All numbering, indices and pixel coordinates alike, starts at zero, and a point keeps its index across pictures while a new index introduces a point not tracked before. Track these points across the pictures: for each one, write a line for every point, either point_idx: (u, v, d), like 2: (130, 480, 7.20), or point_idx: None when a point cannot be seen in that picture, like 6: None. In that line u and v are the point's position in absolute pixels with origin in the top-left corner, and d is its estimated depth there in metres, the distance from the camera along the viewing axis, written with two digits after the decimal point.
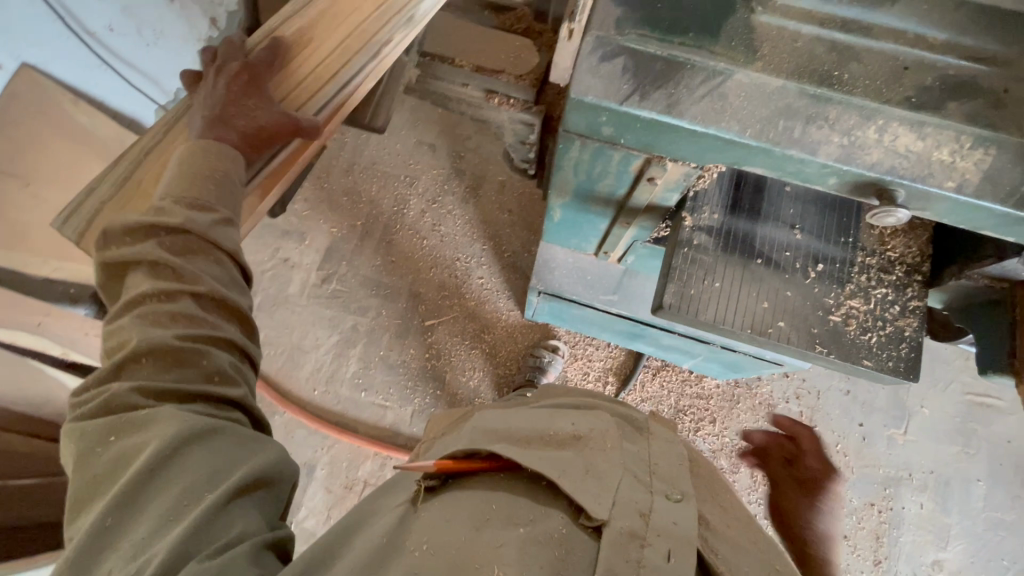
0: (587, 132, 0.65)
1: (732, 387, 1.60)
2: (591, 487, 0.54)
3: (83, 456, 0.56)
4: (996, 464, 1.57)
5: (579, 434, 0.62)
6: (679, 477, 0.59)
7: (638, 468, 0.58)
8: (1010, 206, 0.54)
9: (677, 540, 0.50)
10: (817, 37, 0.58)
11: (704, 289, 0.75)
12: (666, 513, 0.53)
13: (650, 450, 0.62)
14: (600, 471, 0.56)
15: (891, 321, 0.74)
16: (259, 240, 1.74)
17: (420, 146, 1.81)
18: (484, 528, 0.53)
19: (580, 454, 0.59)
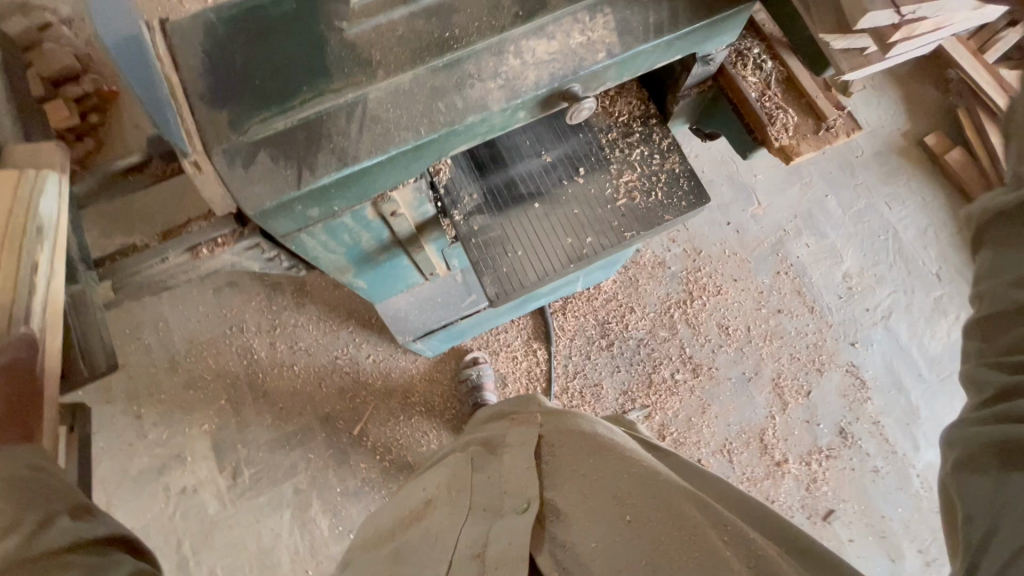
0: (301, 224, 0.61)
1: (625, 273, 1.68)
2: (423, 566, 0.60)
3: None
4: (830, 174, 1.79)
5: (428, 500, 0.72)
6: (527, 484, 0.65)
7: (487, 501, 0.65)
8: (652, 39, 0.59)
9: (509, 565, 0.55)
10: (412, 12, 0.57)
11: (511, 259, 0.76)
12: (497, 541, 0.58)
13: (502, 471, 0.69)
14: (436, 531, 0.64)
15: (661, 168, 0.79)
16: (142, 494, 1.53)
17: (222, 292, 1.66)
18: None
19: (427, 524, 0.66)
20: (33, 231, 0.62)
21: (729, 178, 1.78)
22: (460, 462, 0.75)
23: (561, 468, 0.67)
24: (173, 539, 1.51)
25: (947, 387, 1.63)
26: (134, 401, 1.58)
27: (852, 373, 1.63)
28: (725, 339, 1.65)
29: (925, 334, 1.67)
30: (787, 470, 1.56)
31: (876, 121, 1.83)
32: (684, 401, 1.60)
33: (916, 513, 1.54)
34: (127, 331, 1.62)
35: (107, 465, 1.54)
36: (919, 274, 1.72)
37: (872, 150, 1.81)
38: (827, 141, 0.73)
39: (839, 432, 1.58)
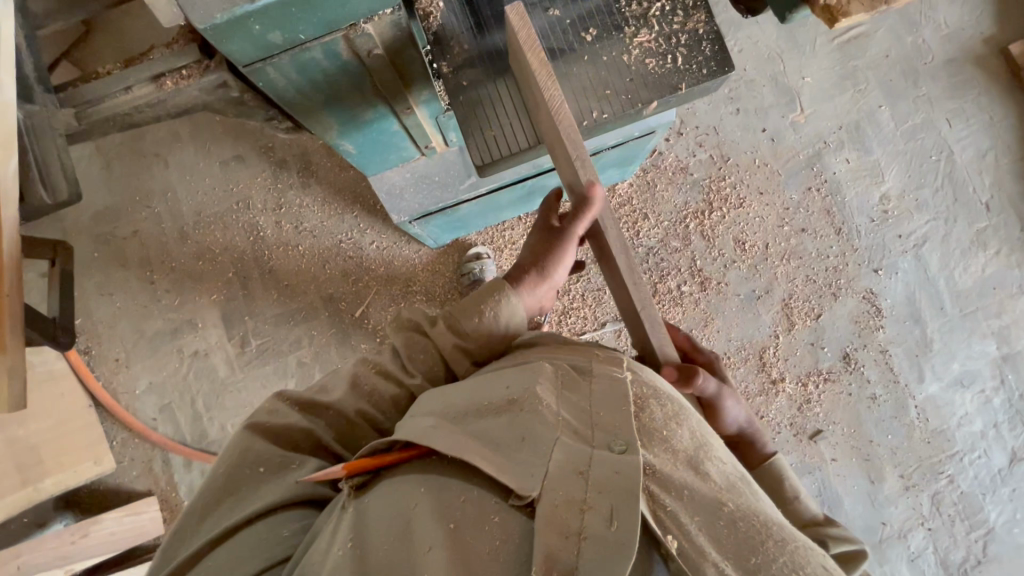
0: (262, 52, 0.55)
1: (643, 175, 1.59)
2: (520, 467, 0.53)
3: (233, 484, 0.63)
4: (887, 82, 1.61)
5: (512, 397, 0.59)
6: (626, 424, 0.55)
7: (578, 423, 0.56)
8: None
9: (617, 494, 0.50)
10: None
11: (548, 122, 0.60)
12: (603, 463, 0.52)
13: (590, 398, 0.58)
14: (536, 438, 0.55)
15: (682, 29, 0.69)
16: (157, 354, 1.62)
17: (229, 166, 1.64)
18: (430, 514, 0.53)
19: (517, 424, 0.56)
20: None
21: (773, 79, 1.61)
22: (548, 366, 0.62)
23: (655, 428, 0.57)
24: (186, 395, 1.61)
25: (966, 322, 1.56)
26: (147, 267, 1.63)
27: (868, 300, 1.56)
28: (740, 255, 1.57)
29: (957, 267, 1.57)
30: (782, 389, 1.54)
31: (956, 22, 1.62)
32: (687, 312, 1.56)
33: (906, 441, 1.53)
34: (139, 198, 1.63)
35: (124, 323, 1.62)
36: (965, 202, 1.58)
37: (944, 56, 1.61)
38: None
39: (842, 357, 1.55)
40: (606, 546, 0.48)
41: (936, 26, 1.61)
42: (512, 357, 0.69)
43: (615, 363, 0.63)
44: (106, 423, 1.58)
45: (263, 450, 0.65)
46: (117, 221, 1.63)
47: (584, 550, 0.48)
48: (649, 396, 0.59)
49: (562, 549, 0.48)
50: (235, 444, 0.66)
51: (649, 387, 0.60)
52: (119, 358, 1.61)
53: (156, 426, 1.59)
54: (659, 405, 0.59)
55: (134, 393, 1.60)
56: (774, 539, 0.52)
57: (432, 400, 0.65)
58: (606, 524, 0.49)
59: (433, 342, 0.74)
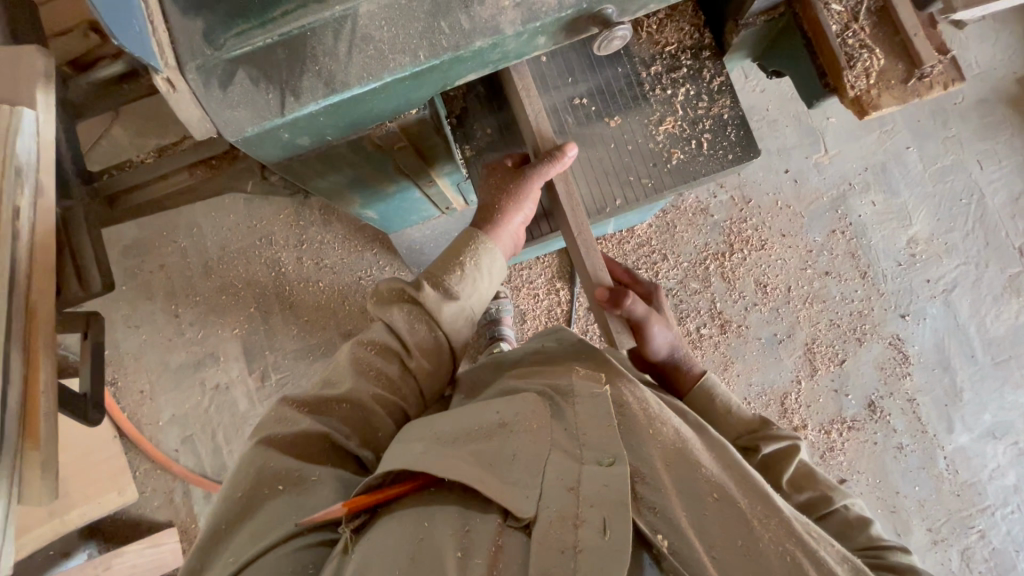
0: (290, 152, 0.56)
1: (662, 217, 1.57)
2: (516, 487, 0.57)
3: (246, 507, 0.62)
4: (915, 123, 1.57)
5: (502, 421, 0.63)
6: (612, 436, 0.61)
7: (567, 441, 0.61)
8: None
9: (609, 508, 0.55)
10: None
11: (561, 193, 0.66)
12: (593, 479, 0.57)
13: (575, 420, 0.63)
14: (526, 456, 0.60)
15: (707, 114, 0.69)
16: (181, 386, 1.65)
17: (252, 203, 1.67)
18: (438, 543, 0.56)
19: (508, 446, 0.61)
20: (11, 173, 0.73)
21: (796, 120, 1.58)
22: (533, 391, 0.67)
23: (639, 430, 0.64)
24: (207, 427, 1.63)
25: (999, 371, 1.51)
26: (173, 300, 1.66)
27: (894, 346, 1.52)
28: (762, 297, 1.55)
29: (988, 314, 1.52)
30: (804, 435, 1.51)
31: (989, 61, 1.58)
32: (706, 355, 1.54)
33: (935, 493, 1.48)
34: (166, 234, 1.67)
35: (150, 356, 1.65)
36: (996, 246, 1.54)
37: (975, 97, 1.57)
38: (917, 93, 0.60)
39: (867, 405, 1.51)
40: (602, 557, 0.52)
41: (967, 66, 1.58)
42: (495, 386, 0.73)
43: (594, 379, 0.67)
44: (130, 454, 1.62)
45: (275, 466, 0.64)
46: (145, 256, 1.67)
47: (581, 564, 0.52)
48: (629, 403, 0.66)
49: (559, 565, 0.52)
50: (249, 465, 0.64)
51: (628, 394, 0.67)
52: (144, 389, 1.64)
53: (178, 457, 1.62)
54: (639, 409, 0.66)
55: (158, 425, 1.63)
56: (758, 521, 0.58)
57: (416, 424, 0.66)
58: (600, 534, 0.54)
59: (425, 308, 0.71)
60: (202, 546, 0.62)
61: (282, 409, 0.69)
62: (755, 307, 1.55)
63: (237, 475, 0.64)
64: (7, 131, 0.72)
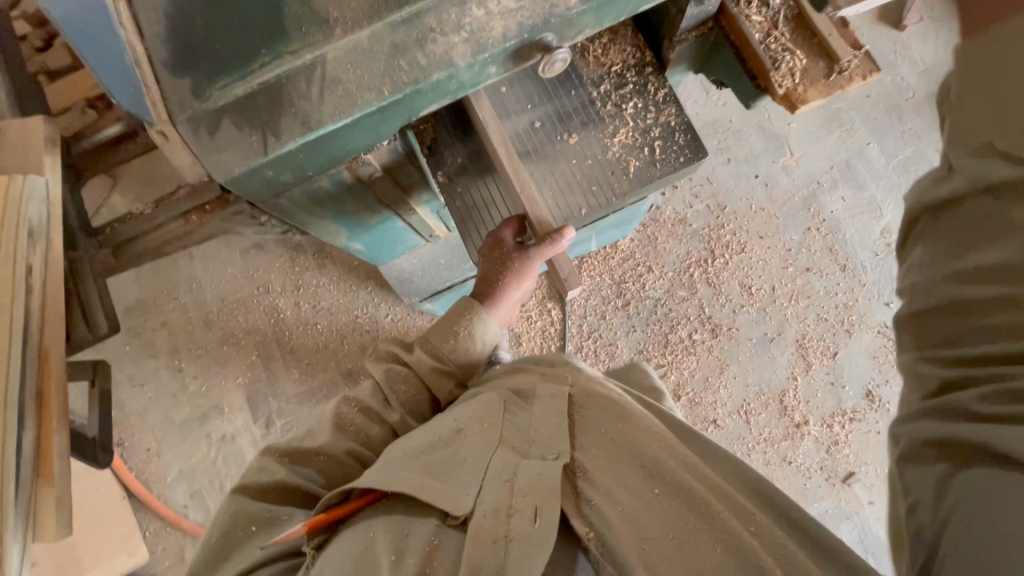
0: (274, 190, 0.62)
1: (643, 230, 1.63)
2: (458, 487, 0.59)
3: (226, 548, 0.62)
4: (872, 121, 1.65)
5: (458, 427, 0.66)
6: (559, 437, 0.64)
7: (516, 438, 0.64)
8: None
9: (543, 497, 0.56)
10: None
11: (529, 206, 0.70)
12: (529, 471, 0.59)
13: (530, 418, 0.66)
14: (473, 460, 0.62)
15: (655, 122, 0.74)
16: (187, 440, 1.66)
17: (248, 254, 1.73)
18: (378, 550, 0.56)
19: (459, 450, 0.63)
20: (25, 235, 0.78)
21: (759, 128, 1.67)
22: (493, 394, 0.69)
23: (593, 428, 0.66)
24: (215, 479, 1.64)
25: None
26: (175, 355, 1.69)
27: (884, 335, 1.55)
28: (748, 299, 1.58)
29: None
30: (807, 431, 1.51)
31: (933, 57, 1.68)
32: (700, 361, 1.56)
33: None
34: (167, 291, 1.72)
35: (155, 413, 1.67)
36: None
37: (925, 91, 1.66)
38: (839, 85, 0.66)
39: (866, 395, 1.52)
40: (530, 544, 0.52)
41: (912, 64, 1.68)
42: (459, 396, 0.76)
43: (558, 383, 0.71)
44: (139, 514, 1.61)
45: (250, 510, 0.65)
46: (147, 314, 1.71)
47: (511, 550, 0.52)
48: (587, 401, 0.69)
49: (489, 555, 0.52)
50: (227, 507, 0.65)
51: (590, 391, 0.70)
52: (151, 447, 1.65)
53: (187, 513, 1.62)
54: (597, 404, 0.68)
55: (165, 481, 1.63)
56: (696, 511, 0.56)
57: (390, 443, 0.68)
58: (530, 523, 0.54)
59: (414, 371, 0.77)
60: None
61: (263, 458, 0.70)
62: (743, 308, 1.58)
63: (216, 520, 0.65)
64: (22, 195, 0.78)
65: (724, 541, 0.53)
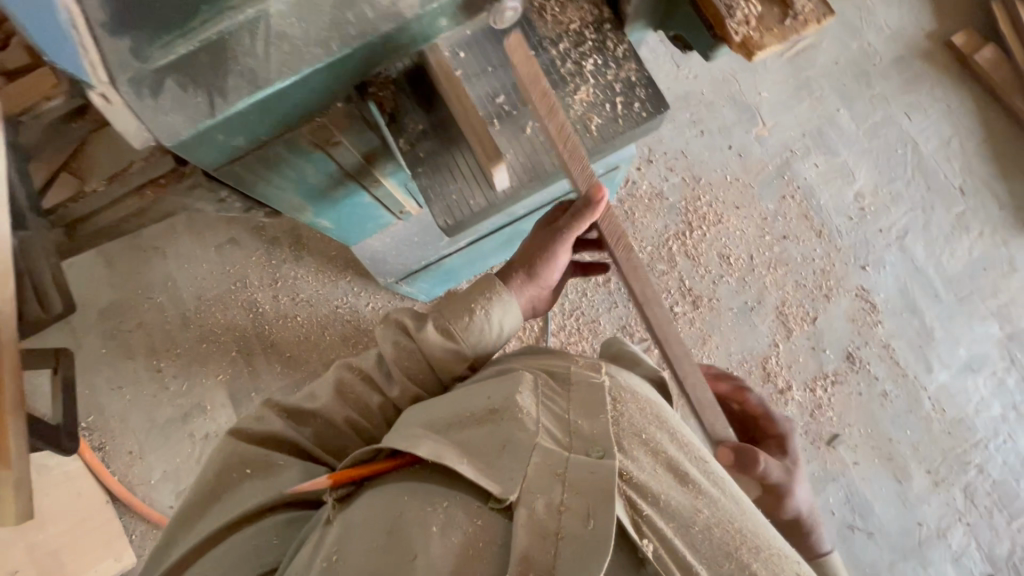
0: (228, 156, 0.61)
1: (621, 206, 1.63)
2: (503, 473, 0.57)
3: (223, 485, 0.65)
4: (841, 87, 1.67)
5: (493, 406, 0.62)
6: (603, 433, 0.61)
7: (558, 430, 0.61)
8: None
9: (592, 495, 0.55)
10: None
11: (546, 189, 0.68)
12: (580, 466, 0.56)
13: (568, 406, 0.63)
14: (517, 445, 0.58)
15: (616, 78, 0.74)
16: (170, 440, 1.63)
17: (224, 249, 1.71)
18: (412, 518, 0.55)
19: (498, 433, 0.60)
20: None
21: (731, 99, 1.68)
22: (530, 375, 0.66)
23: (636, 429, 0.64)
24: None
25: (964, 306, 1.57)
26: (154, 356, 1.66)
27: (862, 297, 1.57)
28: (727, 269, 1.59)
29: (943, 254, 1.59)
30: (790, 397, 1.53)
31: (897, 22, 1.70)
32: (683, 333, 1.57)
33: (926, 434, 1.50)
34: (141, 291, 1.69)
35: (135, 415, 1.64)
36: (938, 189, 1.62)
37: (891, 56, 1.68)
38: (794, 30, 0.67)
39: (846, 357, 1.54)
40: (583, 544, 0.52)
41: (878, 29, 1.70)
42: (489, 368, 0.72)
43: (593, 368, 0.68)
44: (125, 518, 1.58)
45: (248, 453, 0.67)
46: (122, 315, 1.68)
47: (562, 550, 0.52)
48: (626, 398, 0.66)
49: (541, 551, 0.52)
50: (224, 447, 0.67)
51: (626, 390, 0.68)
52: (133, 450, 1.62)
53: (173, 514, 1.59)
54: (636, 406, 0.66)
55: (150, 484, 1.61)
56: (749, 546, 0.57)
57: (414, 410, 0.67)
58: (583, 524, 0.53)
59: (421, 349, 0.71)
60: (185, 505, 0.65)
61: (263, 410, 0.71)
62: (722, 278, 1.59)
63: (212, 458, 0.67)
64: None
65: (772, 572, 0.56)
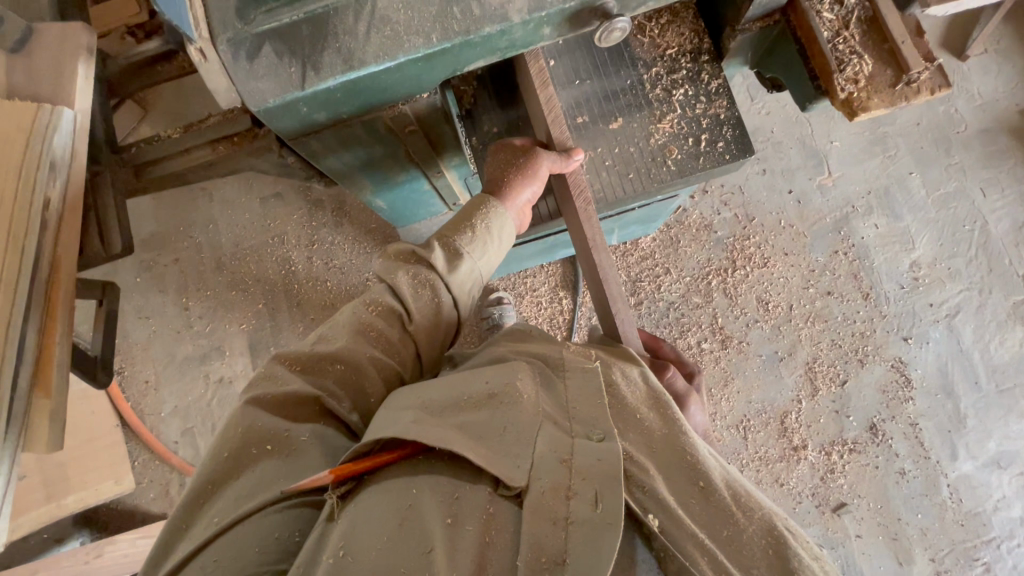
0: (304, 126, 0.60)
1: (666, 231, 1.60)
2: (509, 457, 0.57)
3: (240, 465, 0.63)
4: (919, 150, 1.60)
5: (492, 391, 0.62)
6: (601, 415, 0.62)
7: (556, 414, 0.62)
8: None
9: (601, 482, 0.56)
10: None
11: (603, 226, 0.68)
12: (586, 453, 0.58)
13: (564, 396, 0.64)
14: (519, 428, 0.59)
15: (705, 113, 0.71)
16: (185, 378, 1.67)
17: (268, 202, 1.73)
18: (426, 512, 0.56)
19: (500, 416, 0.60)
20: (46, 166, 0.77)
21: (800, 142, 1.62)
22: (525, 366, 0.66)
23: (623, 415, 0.65)
24: (208, 421, 1.65)
25: (1004, 400, 1.50)
26: (183, 294, 1.70)
27: (896, 369, 1.51)
28: (763, 315, 1.55)
29: (992, 341, 1.52)
30: (803, 456, 1.49)
31: (992, 93, 1.62)
32: (706, 371, 1.54)
33: (937, 522, 1.45)
34: (183, 229, 1.72)
35: (157, 347, 1.68)
36: (1000, 273, 1.55)
37: (978, 126, 1.61)
38: (905, 97, 0.63)
39: (869, 428, 1.49)
40: (592, 527, 0.53)
41: (969, 97, 1.62)
42: (480, 357, 0.72)
43: (585, 357, 0.69)
44: (130, 444, 1.63)
45: (265, 429, 0.64)
46: (161, 250, 1.71)
47: (571, 534, 0.53)
48: (618, 382, 0.67)
49: (550, 535, 0.53)
50: (240, 420, 0.64)
51: (618, 375, 0.68)
52: (149, 380, 1.66)
53: (177, 449, 1.63)
54: (628, 393, 0.67)
55: (160, 416, 1.65)
56: (743, 512, 0.59)
57: (405, 391, 0.65)
58: (591, 506, 0.54)
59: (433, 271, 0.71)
60: (203, 483, 0.63)
61: (272, 366, 0.69)
62: (756, 323, 1.55)
63: (227, 432, 0.64)
64: (48, 127, 0.77)
65: (772, 544, 0.58)
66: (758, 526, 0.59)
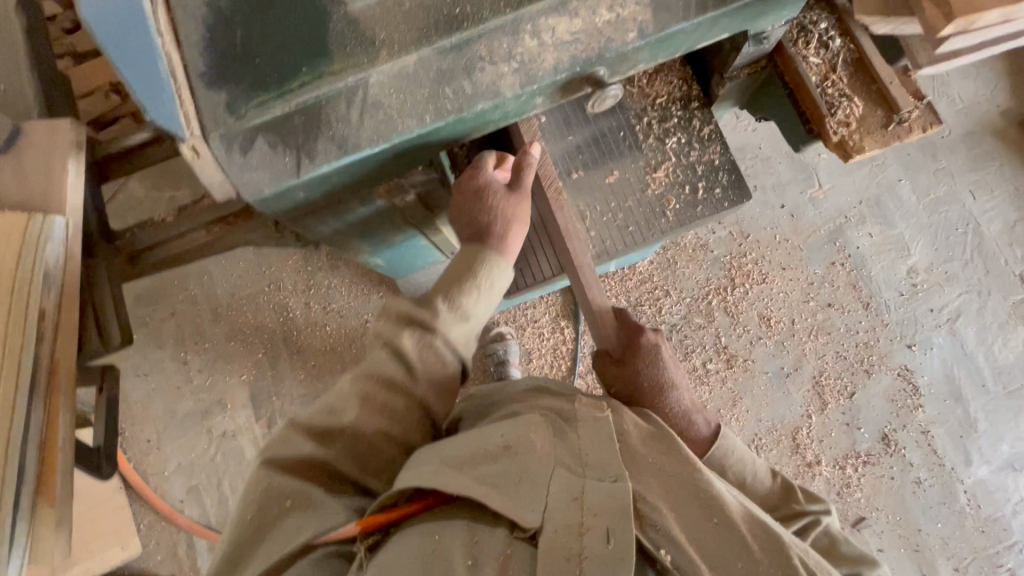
0: (299, 208, 0.59)
1: (663, 254, 1.59)
2: (521, 497, 0.56)
3: (265, 524, 0.62)
4: (905, 157, 1.62)
5: (506, 442, 0.61)
6: (614, 456, 0.61)
7: (569, 460, 0.60)
8: (694, 17, 0.52)
9: (613, 517, 0.55)
10: None
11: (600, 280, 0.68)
12: (598, 489, 0.57)
13: (577, 444, 0.62)
14: (534, 476, 0.58)
15: (700, 159, 0.72)
16: (188, 434, 1.64)
17: (262, 250, 1.72)
18: (447, 551, 0.55)
19: (515, 467, 0.59)
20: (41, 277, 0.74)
21: (789, 156, 1.63)
22: (538, 418, 0.65)
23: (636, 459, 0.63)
24: (213, 476, 1.62)
25: (1012, 401, 1.50)
26: (181, 348, 1.67)
27: (903, 378, 1.51)
28: (766, 331, 1.55)
29: (995, 342, 1.53)
30: (818, 472, 1.48)
31: (972, 96, 1.64)
32: (714, 392, 1.53)
33: (958, 530, 1.44)
34: (177, 283, 1.70)
35: (157, 405, 1.65)
36: (997, 274, 1.56)
37: (961, 130, 1.63)
38: (898, 136, 0.64)
39: (881, 439, 1.48)
40: (606, 562, 0.52)
41: (950, 101, 1.64)
42: (497, 414, 0.71)
43: (596, 406, 0.67)
44: (134, 506, 1.59)
45: (285, 487, 0.63)
46: (156, 304, 1.69)
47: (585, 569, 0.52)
48: (629, 432, 0.66)
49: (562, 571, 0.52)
50: (261, 479, 0.64)
51: (630, 423, 0.67)
52: (151, 439, 1.63)
53: (183, 507, 1.60)
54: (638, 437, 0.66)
55: (164, 475, 1.62)
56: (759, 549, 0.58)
57: (423, 449, 0.64)
58: (604, 543, 0.53)
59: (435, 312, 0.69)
60: (242, 522, 0.63)
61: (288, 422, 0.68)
62: (759, 339, 1.55)
63: (250, 491, 0.64)
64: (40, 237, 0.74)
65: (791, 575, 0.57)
66: (771, 557, 0.58)
